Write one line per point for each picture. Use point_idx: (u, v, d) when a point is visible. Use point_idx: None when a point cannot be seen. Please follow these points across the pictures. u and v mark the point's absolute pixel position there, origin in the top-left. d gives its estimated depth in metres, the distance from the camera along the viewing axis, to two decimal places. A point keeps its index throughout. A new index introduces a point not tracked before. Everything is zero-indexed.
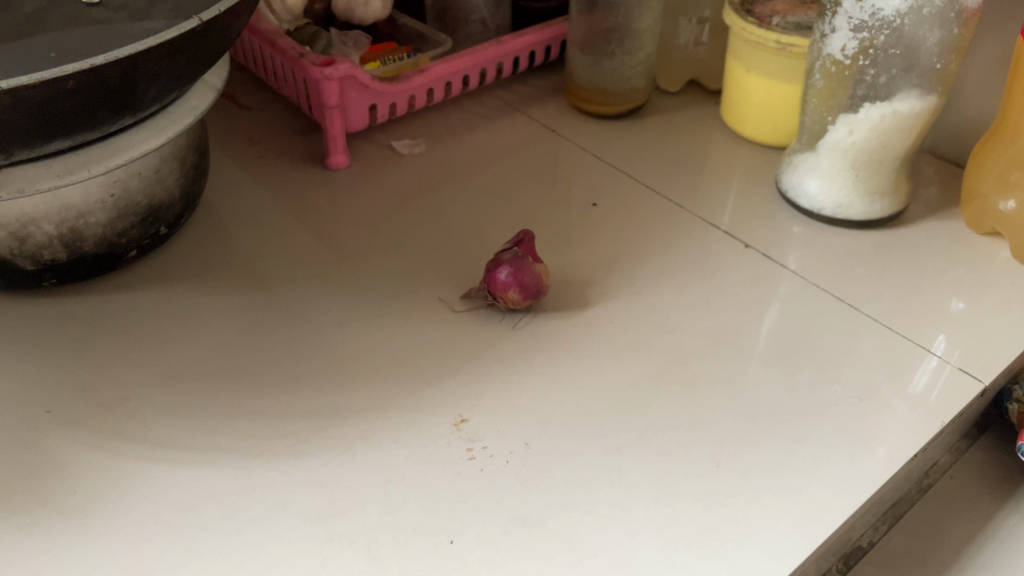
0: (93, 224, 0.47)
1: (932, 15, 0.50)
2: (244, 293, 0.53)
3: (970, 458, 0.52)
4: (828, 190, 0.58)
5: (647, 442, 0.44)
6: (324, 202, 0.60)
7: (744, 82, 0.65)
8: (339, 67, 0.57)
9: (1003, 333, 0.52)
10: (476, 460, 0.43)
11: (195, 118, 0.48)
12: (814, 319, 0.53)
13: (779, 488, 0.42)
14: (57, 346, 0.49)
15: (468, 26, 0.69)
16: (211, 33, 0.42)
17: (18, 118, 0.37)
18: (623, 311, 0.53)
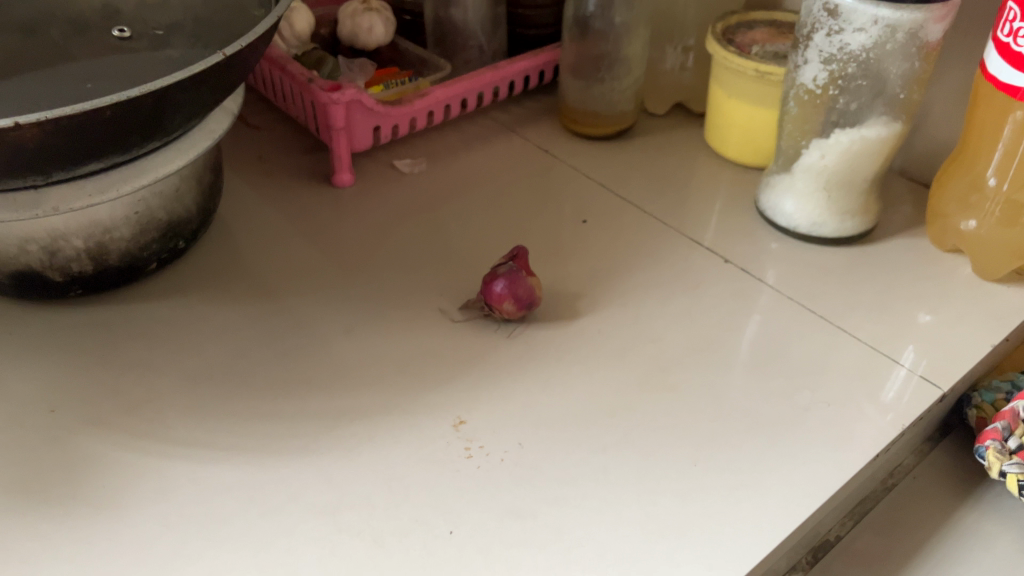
0: (118, 239, 0.51)
1: (895, 49, 0.54)
2: (256, 304, 0.56)
3: (932, 459, 0.56)
4: (803, 209, 0.62)
5: (630, 443, 0.48)
6: (329, 218, 0.64)
7: (726, 107, 0.69)
8: (346, 92, 0.60)
9: (963, 343, 0.56)
10: (473, 458, 0.47)
11: (214, 141, 0.52)
12: (788, 329, 0.57)
13: (751, 484, 0.46)
14: (82, 352, 0.52)
15: (466, 53, 0.73)
16: (232, 66, 0.45)
17: (59, 143, 0.40)
18: (610, 321, 0.57)
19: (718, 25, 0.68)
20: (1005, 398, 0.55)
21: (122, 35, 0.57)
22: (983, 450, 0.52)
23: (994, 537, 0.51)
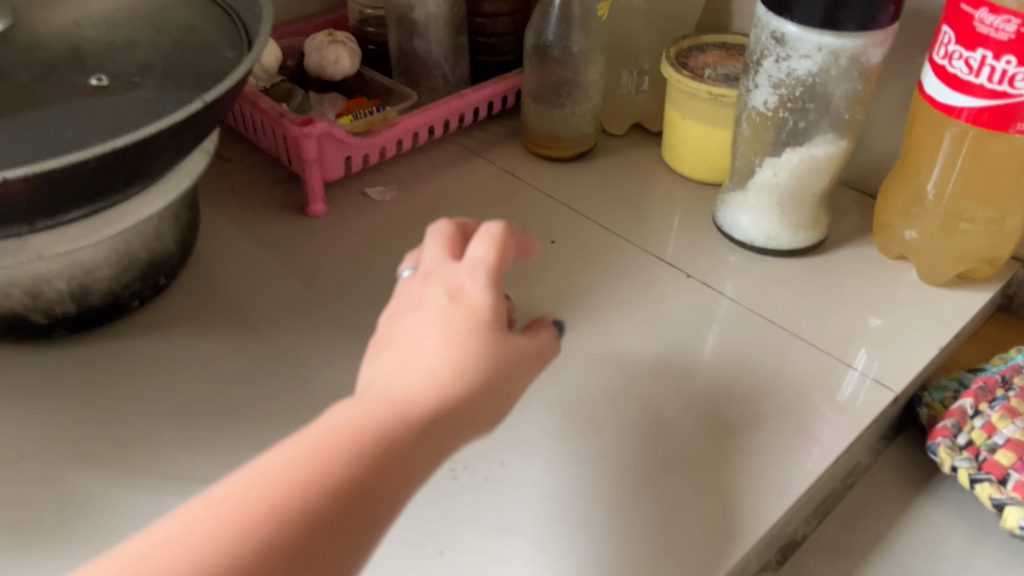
0: (100, 279, 0.52)
1: (839, 74, 0.57)
2: (238, 336, 0.58)
3: (887, 456, 0.59)
4: (758, 224, 0.65)
5: (606, 456, 0.51)
6: (304, 248, 0.66)
7: (682, 127, 0.72)
8: (316, 126, 0.62)
9: (912, 346, 0.59)
10: (459, 479, 0.49)
11: (192, 181, 0.53)
12: (748, 339, 0.60)
13: (722, 492, 0.49)
14: (68, 392, 0.53)
15: (430, 81, 0.75)
16: (211, 112, 0.47)
17: (45, 194, 0.42)
18: (581, 340, 0.59)
19: (671, 49, 0.71)
20: (953, 396, 0.59)
21: (98, 80, 0.57)
22: (934, 447, 0.55)
23: (947, 527, 0.54)
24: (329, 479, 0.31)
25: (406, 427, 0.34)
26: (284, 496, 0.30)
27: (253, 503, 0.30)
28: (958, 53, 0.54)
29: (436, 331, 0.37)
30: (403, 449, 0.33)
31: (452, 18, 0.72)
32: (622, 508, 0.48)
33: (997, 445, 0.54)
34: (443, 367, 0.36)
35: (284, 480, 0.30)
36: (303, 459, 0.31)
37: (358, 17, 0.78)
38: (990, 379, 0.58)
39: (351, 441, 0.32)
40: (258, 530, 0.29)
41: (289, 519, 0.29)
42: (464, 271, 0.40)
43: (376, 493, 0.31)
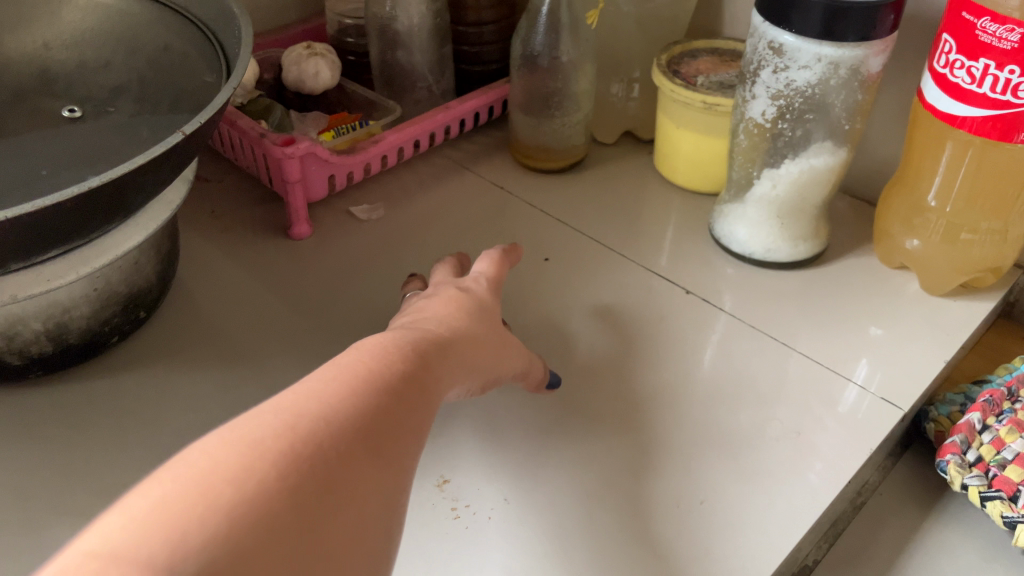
0: (78, 317, 0.50)
1: (839, 84, 0.56)
2: (225, 369, 0.55)
3: (895, 473, 0.58)
4: (757, 237, 0.64)
5: (613, 488, 0.49)
6: (289, 272, 0.63)
7: (674, 137, 0.70)
8: (300, 145, 0.60)
9: (918, 358, 0.58)
10: (460, 518, 0.47)
11: (172, 212, 0.51)
12: (751, 355, 0.58)
13: (734, 523, 0.47)
14: (47, 437, 0.50)
15: (415, 93, 0.73)
16: (192, 142, 0.45)
17: (19, 237, 0.39)
18: (580, 363, 0.57)
19: (662, 57, 0.69)
20: (960, 410, 0.57)
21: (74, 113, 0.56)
22: (944, 465, 0.53)
23: (959, 546, 0.53)
24: (387, 380, 0.37)
25: (430, 359, 0.41)
26: (358, 384, 0.36)
27: (338, 386, 0.35)
28: (960, 62, 0.53)
29: (455, 307, 0.48)
30: (431, 373, 0.40)
31: (436, 28, 0.70)
32: (638, 445, 0.52)
33: (1007, 461, 0.53)
34: (464, 328, 0.46)
35: (350, 377, 0.36)
36: (362, 366, 0.37)
37: (337, 27, 0.75)
38: (997, 392, 0.57)
39: (395, 355, 0.39)
40: (351, 403, 0.34)
41: (368, 398, 0.35)
42: (470, 279, 0.53)
43: (414, 395, 0.38)
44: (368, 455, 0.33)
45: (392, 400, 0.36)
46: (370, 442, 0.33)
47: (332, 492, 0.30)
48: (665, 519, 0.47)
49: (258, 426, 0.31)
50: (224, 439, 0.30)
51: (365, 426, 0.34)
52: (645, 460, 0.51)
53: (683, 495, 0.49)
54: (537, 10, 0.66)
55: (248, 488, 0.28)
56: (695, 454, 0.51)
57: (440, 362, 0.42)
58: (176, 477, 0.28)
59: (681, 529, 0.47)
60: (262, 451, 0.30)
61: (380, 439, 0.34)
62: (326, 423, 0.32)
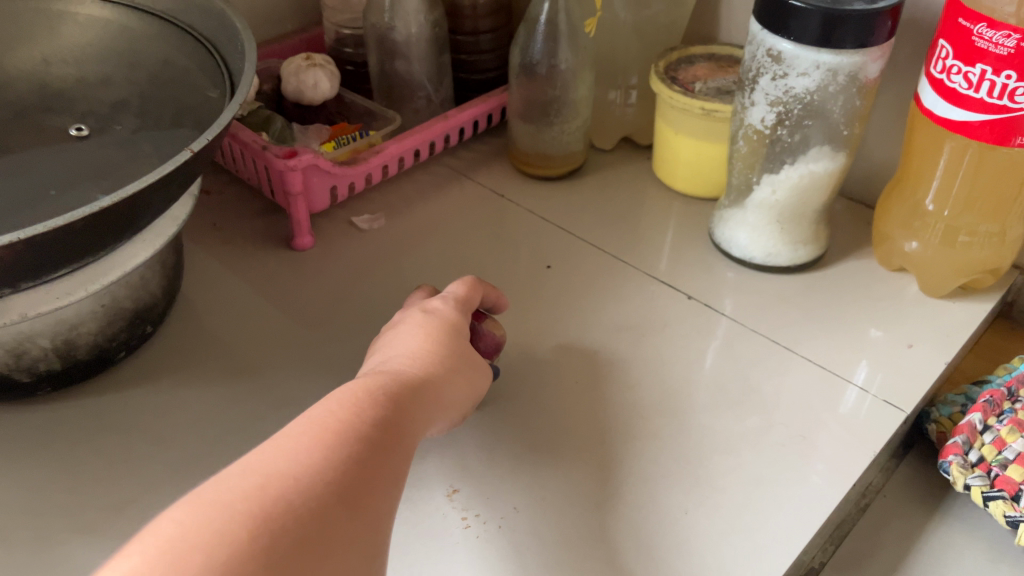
0: (86, 333, 0.50)
1: (838, 90, 0.57)
2: (232, 382, 0.56)
3: (898, 475, 0.59)
4: (757, 242, 0.64)
5: (622, 495, 0.49)
6: (293, 284, 0.64)
7: (673, 142, 0.71)
8: (302, 158, 0.60)
9: (919, 359, 0.59)
10: (471, 528, 0.47)
11: (177, 227, 0.51)
12: (752, 360, 0.59)
13: (743, 529, 0.47)
14: (56, 453, 0.50)
15: (414, 102, 0.73)
16: (199, 159, 0.45)
17: (29, 257, 0.39)
18: (585, 370, 0.58)
19: (660, 63, 0.70)
20: (961, 410, 0.58)
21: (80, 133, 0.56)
22: (947, 465, 0.54)
23: (963, 546, 0.54)
24: (362, 428, 0.38)
25: (404, 410, 0.42)
26: (331, 435, 0.37)
27: (314, 437, 0.37)
28: (957, 67, 0.53)
29: (431, 344, 0.48)
30: (404, 425, 0.41)
31: (434, 38, 0.70)
32: (645, 451, 0.52)
33: (1008, 461, 0.54)
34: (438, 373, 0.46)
35: (324, 428, 0.37)
36: (332, 419, 0.38)
37: (335, 38, 0.75)
38: (997, 392, 0.57)
39: (367, 402, 0.40)
40: (322, 456, 0.36)
41: (343, 447, 0.37)
42: (438, 300, 0.52)
43: (391, 442, 0.39)
44: (347, 503, 0.35)
45: (369, 445, 0.38)
46: (349, 490, 0.35)
47: (313, 548, 0.32)
48: (669, 523, 0.48)
49: (228, 488, 0.33)
50: (199, 501, 0.33)
51: (342, 476, 0.35)
52: (636, 468, 0.51)
53: (691, 498, 0.49)
54: (535, 18, 0.67)
55: (226, 549, 0.31)
56: (685, 454, 0.52)
57: (413, 416, 0.42)
58: (154, 544, 0.31)
59: (678, 533, 0.47)
60: (240, 509, 0.32)
61: (358, 487, 0.36)
62: (301, 481, 0.34)
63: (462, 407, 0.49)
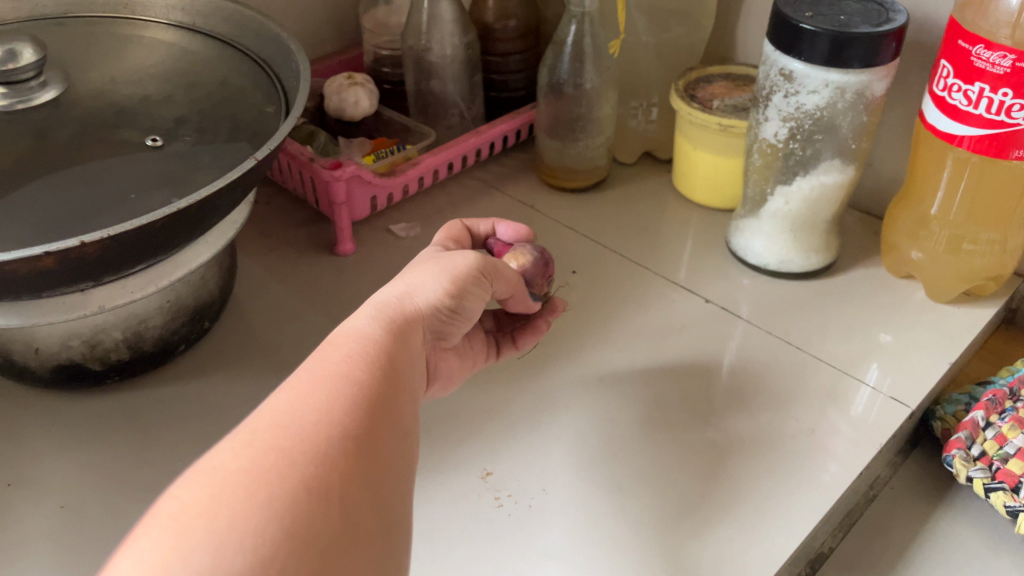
0: (152, 326, 0.55)
1: (846, 107, 0.61)
2: (281, 376, 0.60)
3: (905, 469, 0.62)
4: (771, 249, 0.68)
5: (643, 480, 0.53)
6: (335, 287, 0.68)
7: (692, 156, 0.75)
8: (346, 169, 0.65)
9: (925, 359, 0.62)
10: (504, 507, 0.52)
11: (236, 231, 0.56)
12: (767, 359, 0.62)
13: (756, 511, 0.51)
14: (124, 436, 0.55)
15: (447, 119, 0.78)
16: (260, 168, 0.50)
17: (114, 253, 0.44)
18: (609, 366, 0.62)
19: (680, 82, 0.74)
20: (965, 408, 0.61)
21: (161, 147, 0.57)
22: (950, 459, 0.58)
23: (966, 535, 0.57)
24: (355, 372, 0.37)
25: (385, 345, 0.40)
26: (323, 387, 0.36)
27: (312, 391, 0.36)
28: (957, 86, 0.57)
29: (407, 276, 0.45)
30: (389, 357, 0.40)
31: (467, 59, 0.75)
32: (663, 440, 0.56)
33: (1008, 455, 0.56)
34: (416, 302, 0.44)
35: (313, 381, 0.36)
36: (318, 368, 0.37)
37: (373, 58, 0.80)
38: (999, 392, 0.60)
39: (353, 347, 0.39)
40: (316, 405, 0.35)
41: (344, 396, 0.36)
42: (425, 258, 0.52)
43: (376, 372, 0.38)
44: (365, 450, 0.34)
45: (368, 389, 0.37)
46: (363, 439, 0.35)
47: (329, 493, 0.32)
48: (683, 512, 0.51)
49: (224, 462, 0.32)
50: (198, 480, 0.31)
51: (351, 426, 0.35)
52: (657, 456, 0.55)
53: (708, 482, 0.53)
54: (563, 40, 0.71)
55: (253, 520, 0.30)
56: (696, 448, 0.56)
57: (398, 348, 0.41)
58: (165, 527, 0.29)
59: (687, 532, 0.50)
60: (263, 475, 0.31)
61: (369, 433, 0.35)
62: (311, 437, 0.33)
63: (466, 303, 0.46)
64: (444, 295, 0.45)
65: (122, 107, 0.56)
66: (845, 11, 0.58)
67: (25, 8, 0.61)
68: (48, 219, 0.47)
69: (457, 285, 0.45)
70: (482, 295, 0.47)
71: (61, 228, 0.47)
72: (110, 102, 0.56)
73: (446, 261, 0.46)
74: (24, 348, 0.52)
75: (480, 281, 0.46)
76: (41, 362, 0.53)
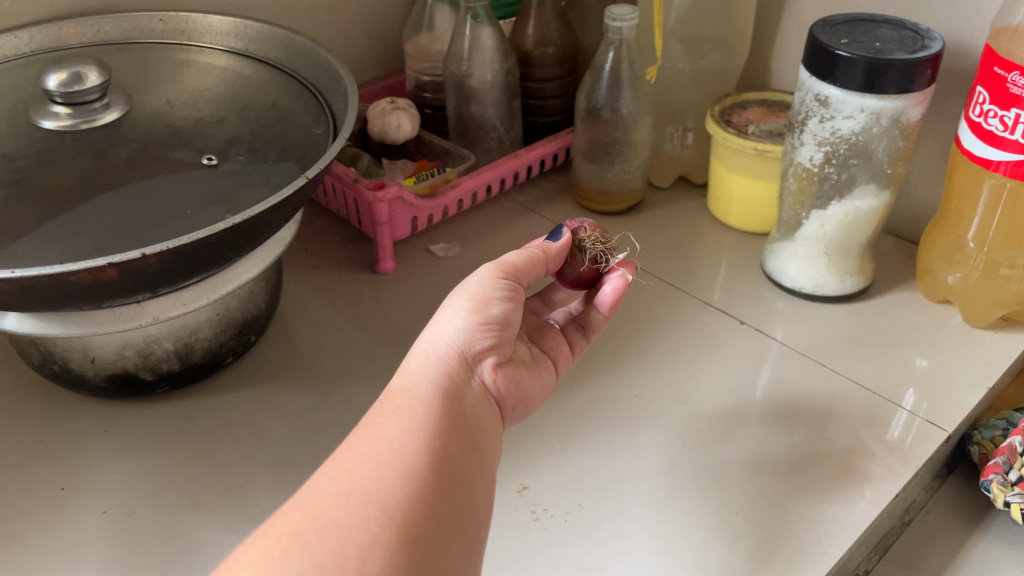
0: (202, 338, 0.57)
1: (881, 132, 0.61)
2: (323, 389, 0.62)
3: (941, 494, 0.62)
4: (806, 272, 0.69)
5: (676, 497, 0.54)
6: (376, 304, 0.70)
7: (727, 181, 0.76)
8: (389, 190, 0.67)
9: (961, 383, 0.62)
10: (540, 520, 0.52)
11: (284, 247, 0.58)
12: (802, 382, 0.63)
13: (791, 532, 0.51)
14: (172, 444, 0.57)
15: (486, 143, 0.80)
16: (310, 185, 0.52)
17: (171, 266, 0.46)
18: (644, 386, 0.63)
19: (715, 108, 0.76)
20: (1003, 434, 0.61)
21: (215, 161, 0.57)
22: (987, 483, 0.57)
23: (1003, 560, 0.56)
24: (389, 429, 0.39)
25: (426, 387, 0.42)
26: (353, 457, 0.38)
27: (338, 467, 0.37)
28: (993, 112, 0.58)
29: (436, 318, 0.47)
30: (432, 396, 0.42)
31: (507, 84, 0.77)
32: (698, 460, 0.57)
33: None
34: (450, 337, 0.45)
35: (348, 450, 0.38)
36: (351, 441, 0.39)
37: (415, 83, 0.83)
38: None
39: (389, 405, 0.41)
40: (336, 482, 0.36)
41: (372, 463, 0.37)
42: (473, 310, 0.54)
43: (404, 420, 0.40)
44: (393, 512, 0.35)
45: (402, 445, 0.38)
46: (393, 504, 0.35)
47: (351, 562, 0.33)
48: (717, 530, 0.52)
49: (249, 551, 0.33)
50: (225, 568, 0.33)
51: (377, 493, 0.36)
52: (692, 475, 0.55)
53: (742, 502, 0.53)
54: (601, 67, 0.73)
55: None
56: (737, 474, 0.55)
57: (439, 384, 0.43)
58: None
59: (719, 556, 0.50)
60: (273, 563, 0.33)
61: (398, 495, 0.36)
62: (330, 515, 0.34)
63: (491, 311, 0.46)
64: (473, 317, 0.46)
65: (178, 128, 0.59)
66: (880, 38, 0.59)
67: (88, 33, 0.65)
68: (109, 233, 0.49)
69: (482, 303, 0.46)
70: (515, 301, 0.48)
71: (121, 241, 0.49)
72: (167, 123, 0.59)
73: (466, 286, 0.48)
74: (81, 357, 0.54)
75: (505, 289, 0.47)
76: (96, 371, 0.55)
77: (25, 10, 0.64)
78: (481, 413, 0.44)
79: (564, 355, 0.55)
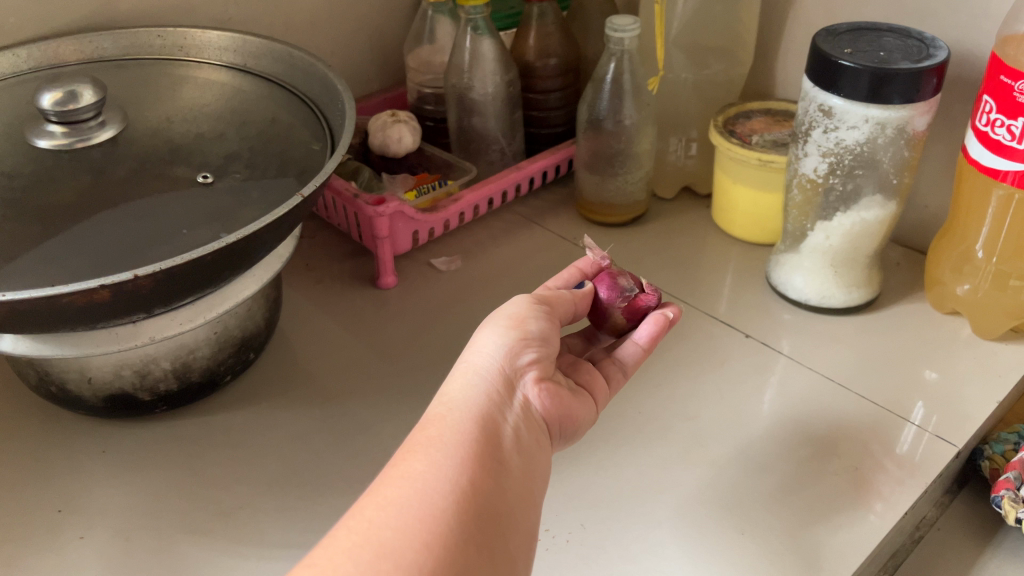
0: (200, 357, 0.56)
1: (886, 142, 0.61)
2: (323, 407, 0.61)
3: (952, 510, 0.61)
4: (812, 284, 0.68)
5: (681, 516, 0.53)
6: (377, 319, 0.69)
7: (731, 191, 0.75)
8: (389, 205, 0.66)
9: (971, 396, 0.61)
10: (541, 540, 0.52)
11: (282, 264, 0.57)
12: (810, 396, 0.62)
13: (800, 551, 0.50)
14: (170, 465, 0.56)
15: (488, 155, 0.79)
16: (308, 202, 0.51)
17: (164, 286, 0.45)
18: (648, 401, 0.62)
19: (719, 118, 0.75)
20: (1014, 448, 0.59)
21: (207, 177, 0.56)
22: (998, 499, 0.56)
23: None
24: (414, 466, 0.39)
25: (462, 411, 0.42)
26: (375, 502, 0.37)
27: (356, 518, 0.36)
28: (1000, 121, 0.57)
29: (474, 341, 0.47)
30: (467, 420, 0.41)
31: (509, 95, 0.76)
32: (704, 477, 0.56)
33: None
34: (492, 355, 0.45)
35: (370, 495, 0.38)
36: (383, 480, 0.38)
37: (417, 96, 0.82)
38: None
39: (422, 439, 0.40)
40: (358, 534, 0.36)
41: (393, 510, 0.36)
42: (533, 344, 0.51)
43: (440, 454, 0.39)
44: (408, 566, 0.34)
45: (426, 483, 0.38)
46: (408, 554, 0.35)
47: None
48: (724, 549, 0.51)
49: None
50: None
51: (393, 545, 0.35)
52: (697, 492, 0.55)
53: (747, 521, 0.52)
54: (602, 78, 0.73)
55: None
56: (744, 491, 0.55)
57: (478, 406, 0.42)
58: None
59: None
60: None
61: (415, 545, 0.35)
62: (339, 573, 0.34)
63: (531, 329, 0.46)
64: (512, 335, 0.45)
65: (176, 144, 0.58)
66: (885, 47, 0.58)
67: (86, 51, 0.64)
68: (103, 253, 0.49)
69: (521, 322, 0.46)
70: (553, 323, 0.47)
71: (116, 261, 0.48)
72: (166, 140, 0.59)
73: (502, 311, 0.47)
74: (78, 377, 0.53)
75: (542, 311, 0.47)
76: (93, 392, 0.54)
77: (25, 27, 0.64)
78: (526, 431, 0.43)
79: (600, 387, 0.51)
